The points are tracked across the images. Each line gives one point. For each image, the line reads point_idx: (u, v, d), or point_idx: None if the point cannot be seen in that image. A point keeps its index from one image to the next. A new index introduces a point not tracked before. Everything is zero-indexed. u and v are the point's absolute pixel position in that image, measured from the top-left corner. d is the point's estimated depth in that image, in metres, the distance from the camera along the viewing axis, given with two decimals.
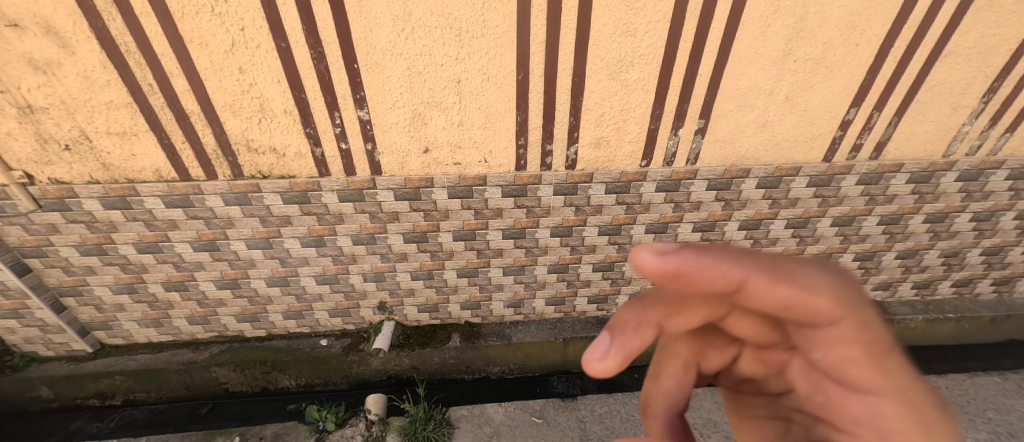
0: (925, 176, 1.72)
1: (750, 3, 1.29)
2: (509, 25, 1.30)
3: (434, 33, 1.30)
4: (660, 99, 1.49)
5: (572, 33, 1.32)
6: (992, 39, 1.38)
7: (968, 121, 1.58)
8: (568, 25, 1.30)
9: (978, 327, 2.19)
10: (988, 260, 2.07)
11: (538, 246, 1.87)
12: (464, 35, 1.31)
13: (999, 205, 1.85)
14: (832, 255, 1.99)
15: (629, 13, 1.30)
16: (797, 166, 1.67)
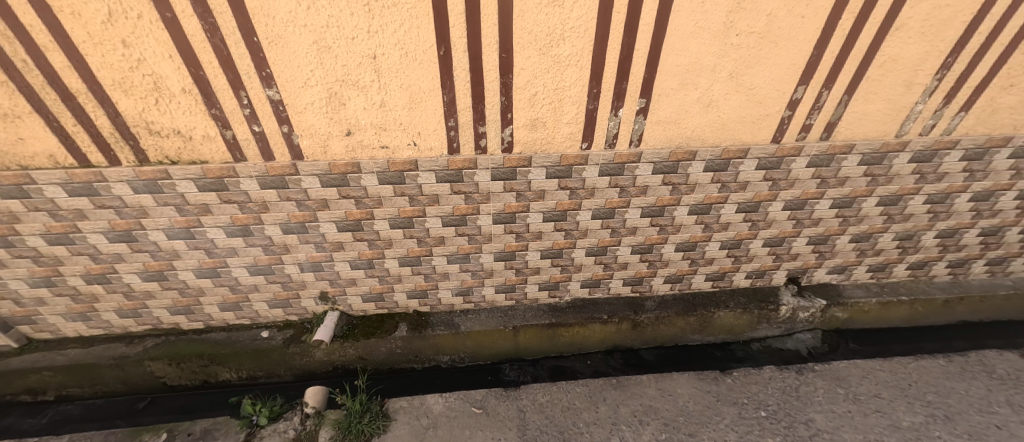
0: (878, 157, 1.66)
1: None
2: None
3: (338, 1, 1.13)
4: (596, 77, 1.39)
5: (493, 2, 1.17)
6: (946, 11, 1.28)
7: (922, 99, 1.50)
8: None
9: (931, 309, 2.18)
10: (944, 243, 2.03)
11: (481, 234, 1.80)
12: (372, 4, 1.15)
13: (953, 188, 1.79)
14: (784, 239, 1.96)
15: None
16: (745, 148, 1.61)
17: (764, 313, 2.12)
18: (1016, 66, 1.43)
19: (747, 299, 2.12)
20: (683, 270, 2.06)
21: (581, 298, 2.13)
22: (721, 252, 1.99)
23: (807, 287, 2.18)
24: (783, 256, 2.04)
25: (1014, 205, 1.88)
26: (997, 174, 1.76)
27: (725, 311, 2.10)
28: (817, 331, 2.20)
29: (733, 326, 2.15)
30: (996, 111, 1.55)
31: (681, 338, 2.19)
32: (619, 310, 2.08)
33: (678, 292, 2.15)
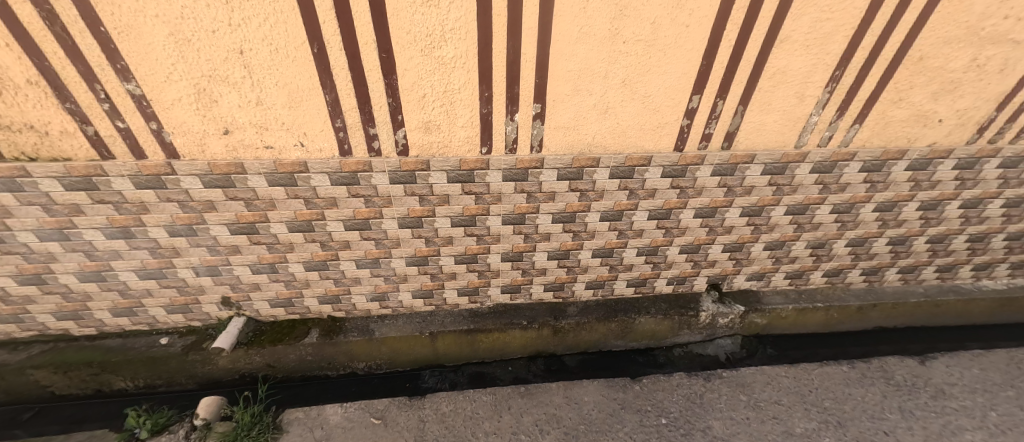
0: (780, 167, 1.68)
1: None
2: None
3: None
4: (485, 80, 1.35)
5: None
6: (826, 25, 1.30)
7: (816, 111, 1.52)
8: None
9: (846, 315, 2.23)
10: (856, 251, 2.07)
11: (388, 238, 1.74)
12: None
13: (857, 198, 1.82)
14: (700, 247, 1.96)
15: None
16: (647, 155, 1.60)
17: (684, 319, 2.13)
18: (902, 80, 1.45)
19: (668, 305, 2.13)
20: (604, 277, 2.05)
21: (502, 304, 2.10)
22: (638, 259, 1.98)
23: (728, 293, 2.20)
24: (702, 263, 2.05)
25: (918, 215, 1.92)
26: (898, 185, 1.79)
27: (646, 317, 2.10)
28: (737, 337, 2.23)
29: (655, 332, 2.16)
30: (889, 124, 1.57)
31: (604, 343, 2.18)
32: (540, 315, 2.07)
33: (601, 297, 2.14)
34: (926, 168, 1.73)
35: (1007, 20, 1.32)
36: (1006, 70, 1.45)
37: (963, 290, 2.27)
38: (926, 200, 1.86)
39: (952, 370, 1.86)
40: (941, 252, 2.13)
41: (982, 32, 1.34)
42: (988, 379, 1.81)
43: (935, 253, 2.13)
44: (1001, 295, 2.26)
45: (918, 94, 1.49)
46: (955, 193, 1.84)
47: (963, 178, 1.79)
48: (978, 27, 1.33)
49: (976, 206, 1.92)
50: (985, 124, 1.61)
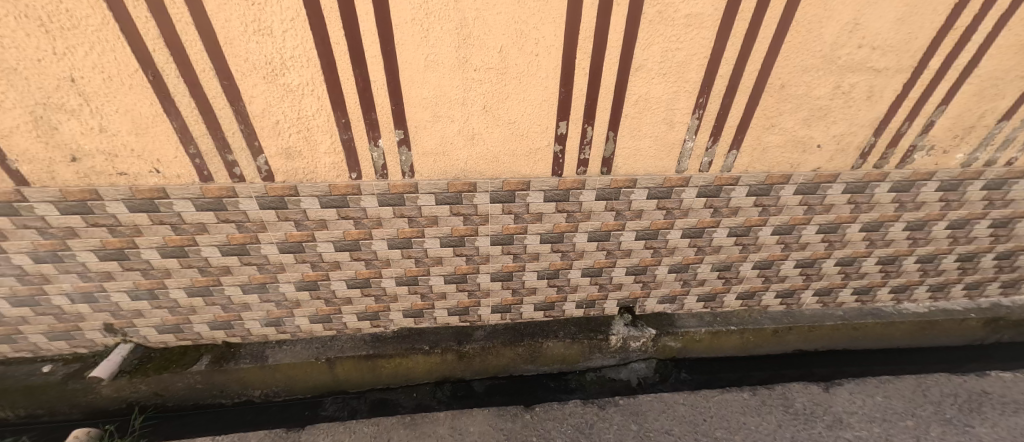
0: (665, 191, 1.68)
1: (395, 4, 1.12)
2: (104, 18, 1.03)
3: (7, 22, 1.00)
4: (339, 107, 1.33)
5: (192, 29, 1.10)
6: (678, 54, 1.33)
7: (689, 137, 1.53)
8: (181, 19, 1.07)
9: (762, 338, 2.18)
10: (764, 274, 2.04)
11: (270, 263, 1.70)
12: (51, 27, 1.03)
13: (752, 221, 1.81)
14: (602, 270, 1.94)
15: (255, 9, 1.08)
16: (525, 180, 1.59)
17: (595, 343, 2.08)
18: (770, 107, 1.47)
19: (577, 329, 2.08)
20: (508, 300, 2.01)
21: (407, 328, 2.05)
22: (540, 282, 1.95)
23: (642, 316, 2.16)
24: (608, 286, 2.01)
25: (820, 238, 1.90)
26: (791, 209, 1.78)
27: (554, 341, 2.05)
28: (652, 361, 2.18)
29: (565, 356, 2.11)
30: (767, 150, 1.59)
31: (514, 368, 2.12)
32: (444, 340, 2.01)
33: (510, 321, 2.10)
34: (815, 192, 1.72)
35: (861, 49, 1.34)
36: (874, 98, 1.47)
37: (883, 314, 2.22)
38: (824, 223, 1.84)
39: (854, 397, 1.81)
40: (854, 274, 2.09)
41: (839, 60, 1.37)
42: (889, 408, 1.76)
43: (848, 275, 2.09)
44: (921, 319, 2.21)
45: (788, 120, 1.51)
46: (852, 216, 1.83)
47: (857, 202, 1.77)
48: (833, 56, 1.35)
49: (878, 229, 1.89)
50: (866, 149, 1.61)
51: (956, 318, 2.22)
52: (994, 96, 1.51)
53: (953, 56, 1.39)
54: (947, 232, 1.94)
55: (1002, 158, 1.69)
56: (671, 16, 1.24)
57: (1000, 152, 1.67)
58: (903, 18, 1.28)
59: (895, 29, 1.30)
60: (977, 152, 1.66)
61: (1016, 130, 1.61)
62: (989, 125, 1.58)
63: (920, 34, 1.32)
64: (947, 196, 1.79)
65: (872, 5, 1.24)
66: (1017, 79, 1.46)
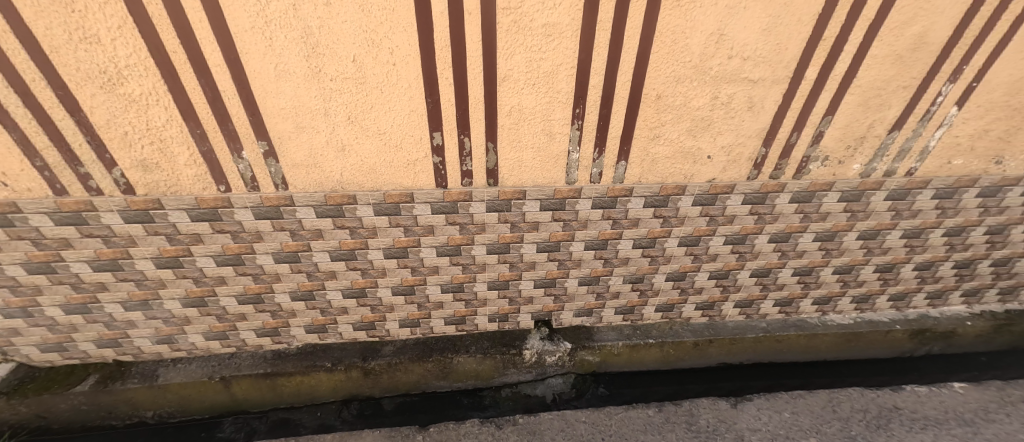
0: (558, 203, 1.63)
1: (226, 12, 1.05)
2: None
3: None
4: (191, 117, 1.27)
5: (9, 37, 0.99)
6: (544, 64, 1.30)
7: (574, 148, 1.50)
8: None
9: (683, 351, 2.13)
10: (679, 286, 2.00)
11: (148, 279, 1.63)
12: None
13: (655, 233, 1.77)
14: (509, 283, 1.88)
15: (77, 16, 0.99)
16: (408, 192, 1.53)
17: (507, 358, 2.01)
18: (650, 117, 1.45)
19: (490, 343, 2.02)
20: (415, 315, 1.94)
21: (312, 344, 1.98)
22: (446, 296, 1.89)
23: (559, 329, 2.11)
24: (518, 300, 1.96)
25: (728, 250, 1.87)
26: (693, 220, 1.75)
27: (465, 357, 1.98)
28: (569, 376, 2.12)
29: (479, 371, 2.04)
30: (656, 161, 1.56)
31: (426, 384, 2.05)
32: (348, 356, 1.93)
33: (421, 336, 2.04)
34: (713, 203, 1.69)
35: (732, 59, 1.33)
36: (755, 108, 1.45)
37: (807, 325, 2.17)
38: (730, 234, 1.81)
39: (761, 414, 1.76)
40: (772, 286, 2.05)
41: (711, 71, 1.36)
42: (795, 424, 1.72)
43: (766, 286, 2.05)
44: (846, 331, 2.15)
45: (672, 130, 1.49)
46: (757, 227, 1.80)
47: (759, 213, 1.75)
48: (704, 67, 1.34)
49: (787, 240, 1.86)
50: (758, 160, 1.59)
51: (881, 330, 2.17)
52: (881, 107, 1.48)
53: (829, 66, 1.37)
54: (859, 243, 1.90)
55: (900, 169, 1.65)
56: (529, 26, 1.20)
57: (898, 163, 1.64)
58: (768, 29, 1.27)
59: (762, 39, 1.29)
60: (874, 163, 1.63)
61: (909, 140, 1.57)
62: (881, 135, 1.55)
63: (790, 45, 1.31)
64: (851, 206, 1.75)
65: (732, 15, 1.23)
66: (900, 89, 1.44)
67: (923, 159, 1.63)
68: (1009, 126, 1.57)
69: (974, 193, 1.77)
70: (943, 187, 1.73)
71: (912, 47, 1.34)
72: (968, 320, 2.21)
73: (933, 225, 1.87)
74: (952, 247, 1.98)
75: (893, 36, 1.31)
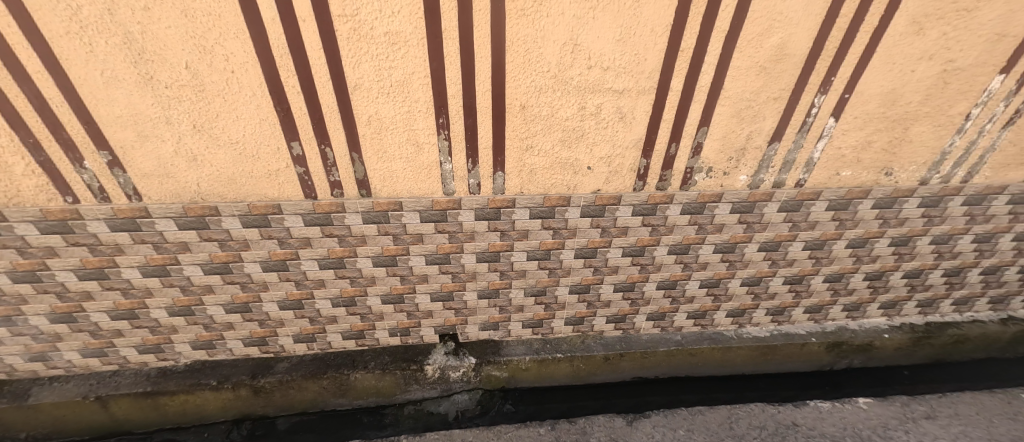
0: (439, 214, 1.58)
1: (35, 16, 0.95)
2: None
3: None
4: (16, 124, 1.15)
5: None
6: (395, 72, 1.26)
7: (445, 159, 1.46)
8: None
9: (593, 366, 2.08)
10: (585, 299, 1.96)
11: (5, 294, 1.52)
12: None
13: (547, 245, 1.73)
14: (404, 296, 1.82)
15: None
16: (274, 203, 1.47)
17: (408, 374, 1.94)
18: (519, 128, 1.42)
19: (391, 358, 1.94)
20: (309, 330, 1.87)
21: (201, 360, 1.90)
22: (338, 311, 1.82)
23: (466, 344, 2.04)
24: (417, 314, 1.90)
25: (628, 262, 1.83)
26: (585, 232, 1.71)
27: (362, 373, 1.90)
28: (476, 392, 2.05)
29: (379, 388, 1.97)
30: (535, 172, 1.53)
31: (325, 402, 1.99)
32: (236, 374, 1.85)
33: (320, 351, 1.95)
34: (602, 214, 1.66)
35: (592, 70, 1.32)
36: (626, 119, 1.44)
37: (722, 338, 2.12)
38: (626, 247, 1.78)
39: (655, 431, 1.75)
40: (681, 299, 2.01)
41: (573, 81, 1.34)
42: None
43: (676, 299, 2.01)
44: (760, 344, 2.11)
45: (544, 141, 1.45)
46: (653, 239, 1.77)
47: (653, 224, 1.72)
48: (564, 77, 1.32)
49: (687, 252, 1.83)
50: (641, 171, 1.57)
51: (796, 343, 2.12)
52: (755, 118, 1.47)
53: (693, 77, 1.36)
54: (761, 255, 1.87)
55: (788, 180, 1.64)
56: (370, 34, 1.17)
57: (784, 174, 1.62)
58: (622, 39, 1.26)
59: (618, 50, 1.29)
60: (760, 174, 1.62)
61: (791, 152, 1.56)
62: (761, 147, 1.54)
63: (648, 56, 1.31)
64: (745, 218, 1.73)
65: (582, 25, 1.21)
66: (770, 101, 1.43)
67: (809, 170, 1.61)
68: (892, 137, 1.55)
69: (869, 205, 1.74)
70: (836, 199, 1.70)
71: (774, 59, 1.33)
72: (887, 333, 2.16)
73: (834, 237, 1.83)
74: (860, 259, 1.94)
75: (752, 48, 1.31)
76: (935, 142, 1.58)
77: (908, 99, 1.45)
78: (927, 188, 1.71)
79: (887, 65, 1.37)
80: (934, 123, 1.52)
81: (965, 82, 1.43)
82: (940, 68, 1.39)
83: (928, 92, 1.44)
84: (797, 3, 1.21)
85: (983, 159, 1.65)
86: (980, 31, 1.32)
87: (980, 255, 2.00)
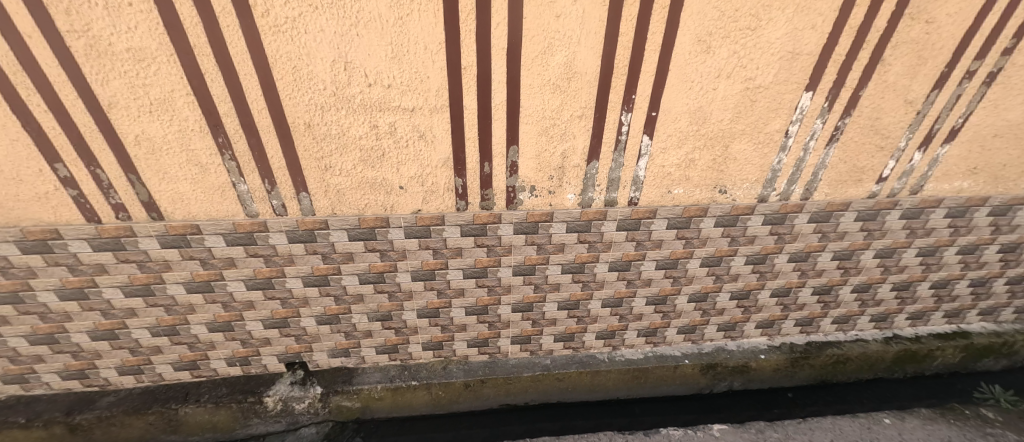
0: (246, 237, 1.48)
1: None
2: None
3: None
4: None
5: None
6: (153, 90, 1.17)
7: (238, 179, 1.37)
8: None
9: (454, 393, 1.99)
10: (438, 323, 1.86)
11: None
12: None
13: (378, 267, 1.64)
14: (232, 324, 1.70)
15: None
16: (52, 228, 1.36)
17: (247, 407, 1.81)
18: (311, 147, 1.33)
19: (227, 390, 1.82)
20: (132, 361, 1.75)
21: (18, 395, 1.76)
22: (161, 340, 1.70)
23: (318, 372, 1.92)
24: (253, 342, 1.77)
25: (473, 284, 1.75)
26: (416, 253, 1.63)
27: (194, 407, 1.78)
28: (325, 425, 1.95)
29: (215, 422, 1.86)
30: (342, 192, 1.44)
31: (155, 438, 1.88)
32: (51, 411, 1.73)
33: (152, 383, 1.84)
34: (428, 235, 1.58)
35: (374, 87, 1.26)
36: (426, 137, 1.38)
37: (592, 362, 2.03)
38: (465, 268, 1.70)
39: None
40: (542, 321, 1.93)
41: (355, 99, 1.27)
42: None
43: (537, 321, 1.93)
44: (631, 367, 2.03)
45: (343, 161, 1.38)
46: (493, 260, 1.69)
47: (488, 245, 1.64)
48: (344, 95, 1.26)
49: (534, 272, 1.76)
50: (459, 190, 1.51)
51: (668, 366, 2.04)
52: (564, 136, 1.43)
53: (487, 95, 1.32)
54: (615, 275, 1.81)
55: (620, 198, 1.60)
56: (110, 50, 1.06)
57: (614, 192, 1.58)
58: (396, 57, 1.21)
59: (395, 67, 1.23)
60: (588, 193, 1.57)
61: (613, 170, 1.53)
62: (580, 165, 1.50)
63: (430, 73, 1.26)
64: (585, 237, 1.67)
65: (349, 43, 1.17)
66: (575, 119, 1.40)
67: (638, 188, 1.58)
68: (714, 156, 1.53)
69: (711, 222, 1.69)
70: (674, 217, 1.66)
71: (565, 77, 1.31)
72: (764, 354, 2.09)
73: (685, 255, 1.78)
74: (719, 278, 1.88)
75: (539, 66, 1.28)
76: (760, 160, 1.55)
77: (716, 117, 1.43)
78: (767, 205, 1.67)
79: (686, 84, 1.36)
80: (752, 141, 1.50)
81: (773, 100, 1.41)
82: (742, 86, 1.38)
83: (736, 110, 1.43)
84: (570, 22, 1.20)
85: (817, 176, 1.61)
86: (772, 50, 1.31)
87: (846, 272, 1.94)
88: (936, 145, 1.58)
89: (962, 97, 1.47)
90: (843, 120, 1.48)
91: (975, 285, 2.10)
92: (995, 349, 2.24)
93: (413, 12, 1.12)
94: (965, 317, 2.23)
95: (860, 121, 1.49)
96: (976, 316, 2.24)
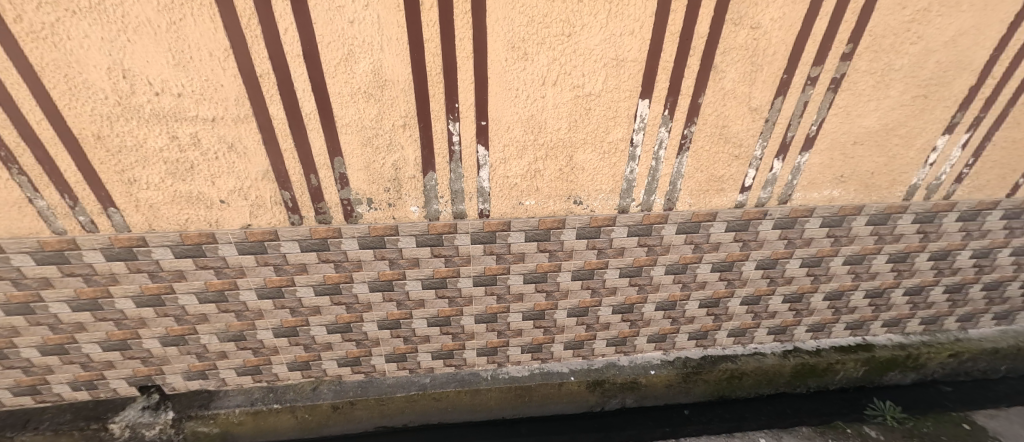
0: (57, 256, 1.39)
1: None
2: None
3: None
4: None
5: None
6: None
7: (33, 195, 1.26)
8: None
9: (323, 416, 1.92)
10: (299, 342, 1.77)
11: None
12: None
13: (216, 285, 1.56)
14: (66, 346, 1.61)
15: None
16: None
17: (90, 434, 1.74)
18: (107, 160, 1.24)
19: (69, 417, 1.73)
20: None
21: None
22: None
23: (175, 395, 1.85)
24: (94, 365, 1.69)
25: (328, 301, 1.67)
26: (256, 270, 1.54)
27: (31, 435, 1.70)
28: None
29: None
30: (156, 207, 1.36)
31: None
32: None
33: None
34: (265, 251, 1.50)
35: (162, 96, 1.14)
36: (237, 149, 1.29)
37: (472, 380, 1.96)
38: (315, 285, 1.62)
39: None
40: (414, 338, 1.84)
41: (144, 109, 1.16)
42: None
43: (408, 339, 1.84)
44: (512, 385, 1.96)
45: (148, 174, 1.29)
46: (344, 276, 1.61)
47: (333, 260, 1.57)
48: (131, 105, 1.15)
49: (392, 288, 1.68)
50: (289, 204, 1.43)
51: (553, 384, 1.97)
52: (391, 147, 1.36)
53: (294, 104, 1.24)
54: (481, 289, 1.73)
55: (468, 210, 1.52)
56: None
57: (461, 205, 1.51)
58: (181, 64, 1.09)
59: (182, 76, 1.11)
60: (432, 205, 1.50)
61: (454, 182, 1.46)
62: (416, 177, 1.43)
63: (224, 82, 1.15)
64: (439, 251, 1.60)
65: (122, 50, 1.03)
66: (398, 129, 1.33)
67: (485, 199, 1.50)
68: (560, 166, 1.46)
69: (573, 235, 1.63)
70: (531, 230, 1.59)
71: (375, 85, 1.22)
72: (654, 369, 2.02)
73: (552, 269, 1.71)
74: (595, 292, 1.81)
75: (344, 74, 1.19)
76: (609, 169, 1.49)
77: (553, 126, 1.37)
78: (628, 216, 1.60)
79: (510, 92, 1.28)
80: (596, 150, 1.45)
81: (607, 108, 1.35)
82: (572, 94, 1.31)
83: (572, 118, 1.36)
84: (365, 28, 1.10)
85: (675, 185, 1.55)
86: (594, 57, 1.23)
87: (730, 284, 1.87)
88: (794, 154, 1.52)
89: (810, 104, 1.41)
90: (687, 129, 1.43)
91: (873, 297, 2.04)
92: (898, 363, 2.18)
93: (189, 15, 0.99)
94: (870, 329, 2.17)
95: (705, 129, 1.43)
96: (882, 327, 2.17)
